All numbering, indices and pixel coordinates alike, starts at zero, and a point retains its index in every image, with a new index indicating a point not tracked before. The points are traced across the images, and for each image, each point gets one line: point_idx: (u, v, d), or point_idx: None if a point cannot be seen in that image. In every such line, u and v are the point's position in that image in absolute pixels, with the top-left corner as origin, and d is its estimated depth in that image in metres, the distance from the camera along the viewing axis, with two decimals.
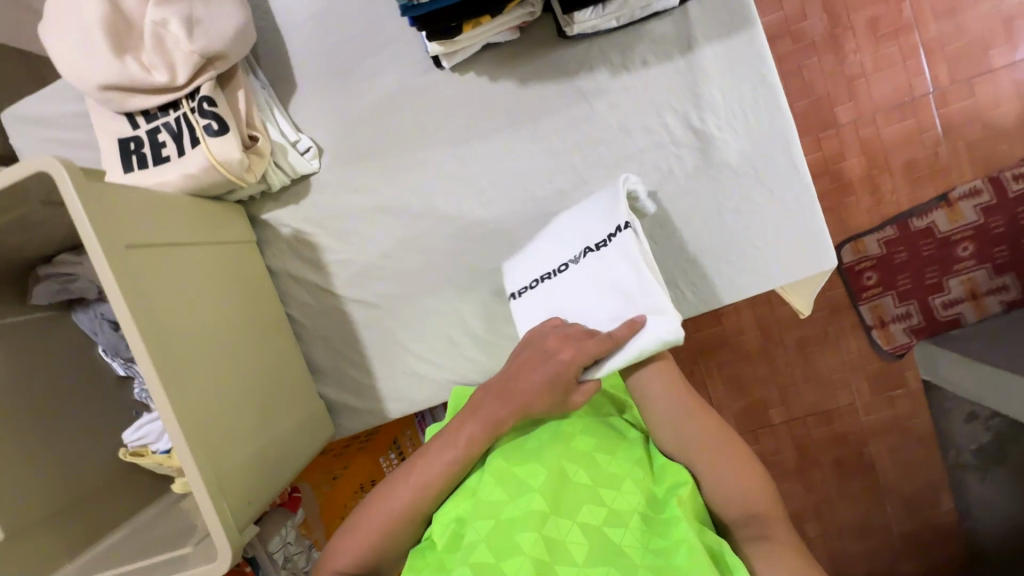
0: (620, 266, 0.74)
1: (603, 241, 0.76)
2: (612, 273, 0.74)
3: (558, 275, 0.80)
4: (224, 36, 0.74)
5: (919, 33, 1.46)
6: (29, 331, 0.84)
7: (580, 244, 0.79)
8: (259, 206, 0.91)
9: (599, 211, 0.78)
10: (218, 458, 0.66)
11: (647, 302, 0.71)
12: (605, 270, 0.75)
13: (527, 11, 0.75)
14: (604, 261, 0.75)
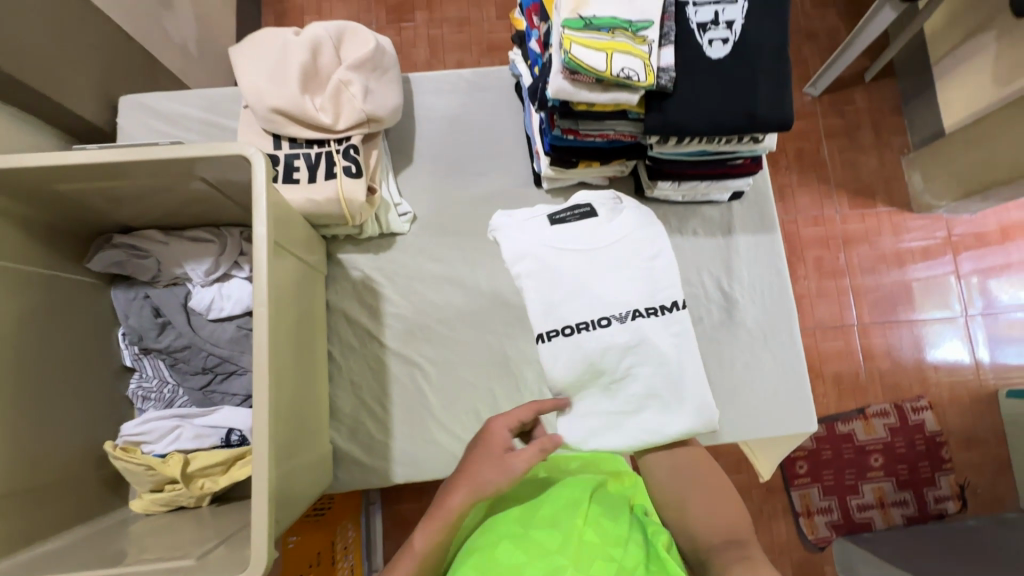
0: (667, 343, 0.75)
1: (657, 309, 0.76)
2: (656, 345, 0.74)
3: (598, 328, 0.74)
4: (387, 107, 0.89)
5: (850, 277, 1.72)
6: (73, 293, 0.81)
7: (627, 302, 0.75)
8: (340, 247, 0.98)
9: (652, 277, 0.76)
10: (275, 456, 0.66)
11: (685, 394, 0.75)
12: (646, 338, 0.74)
13: (620, 169, 0.95)
14: (655, 334, 0.74)
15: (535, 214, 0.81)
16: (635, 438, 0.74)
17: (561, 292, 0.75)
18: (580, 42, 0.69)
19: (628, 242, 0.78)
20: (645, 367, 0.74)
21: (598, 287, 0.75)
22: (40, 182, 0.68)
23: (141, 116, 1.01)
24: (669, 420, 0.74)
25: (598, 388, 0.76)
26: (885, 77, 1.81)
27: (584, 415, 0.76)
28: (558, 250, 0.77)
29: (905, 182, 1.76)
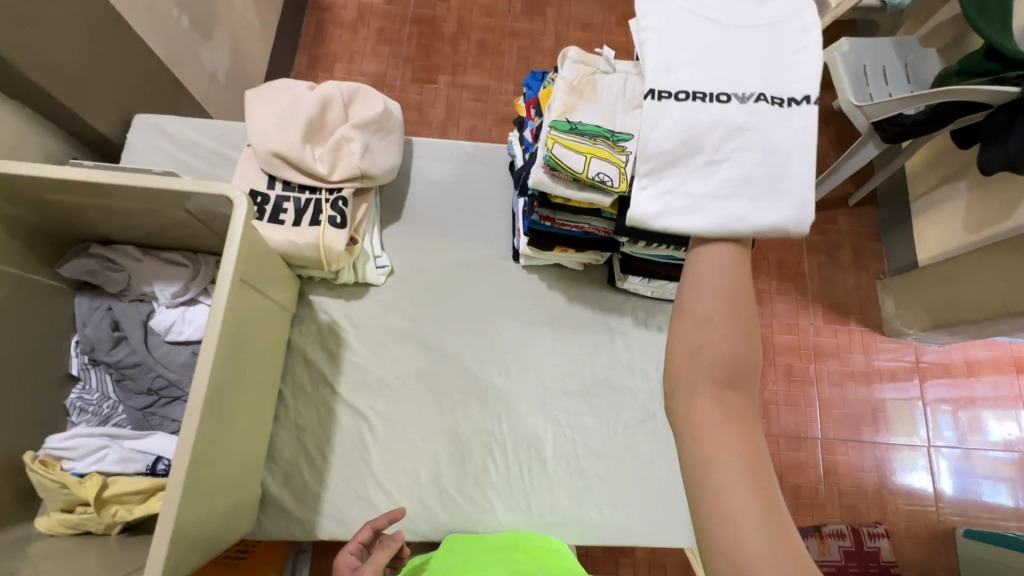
0: (785, 140, 0.57)
1: (782, 102, 0.59)
2: (769, 135, 0.58)
3: (715, 102, 0.58)
4: (383, 166, 0.94)
5: (817, 389, 1.74)
6: (37, 296, 0.82)
7: (750, 79, 0.59)
8: (314, 289, 1.00)
9: (794, 65, 0.59)
10: (193, 486, 0.65)
11: (789, 189, 0.57)
12: (755, 127, 0.58)
13: (594, 258, 1.00)
14: (773, 121, 0.58)
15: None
16: (719, 222, 0.55)
17: (687, 53, 0.60)
18: (563, 143, 0.74)
19: (778, 29, 0.60)
20: (748, 150, 0.57)
21: (724, 60, 0.60)
22: (29, 189, 0.70)
23: (153, 133, 1.05)
24: (761, 209, 0.56)
25: (693, 164, 0.58)
26: (866, 205, 1.91)
27: (663, 190, 0.58)
28: (699, 17, 0.61)
29: (879, 306, 1.82)
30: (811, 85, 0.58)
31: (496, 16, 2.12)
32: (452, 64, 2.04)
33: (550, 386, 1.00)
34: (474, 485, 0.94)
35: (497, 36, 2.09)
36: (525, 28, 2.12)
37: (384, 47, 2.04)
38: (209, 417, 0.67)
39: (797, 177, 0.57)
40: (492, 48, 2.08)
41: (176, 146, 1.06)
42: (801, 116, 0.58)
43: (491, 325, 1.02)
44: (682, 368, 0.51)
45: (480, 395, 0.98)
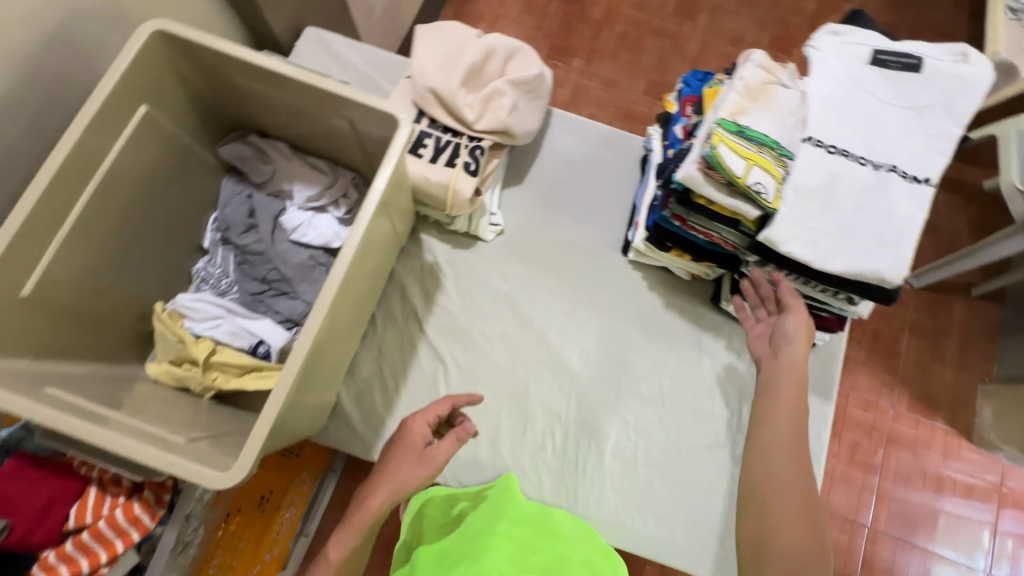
0: (905, 211, 0.70)
1: (912, 179, 0.71)
2: (889, 200, 0.71)
3: (854, 163, 0.71)
4: (525, 127, 0.95)
5: (878, 477, 1.61)
6: (195, 167, 0.89)
7: (891, 155, 0.72)
8: (425, 229, 1.03)
9: (930, 153, 0.72)
10: (302, 372, 0.70)
11: (896, 246, 0.70)
12: (879, 191, 0.71)
13: (705, 271, 0.97)
14: (901, 190, 0.71)
15: (857, 47, 0.76)
16: (828, 257, 0.70)
17: (845, 117, 0.73)
18: (729, 144, 0.71)
19: (929, 114, 0.73)
20: (868, 209, 0.70)
21: (875, 129, 0.72)
22: (222, 68, 0.76)
23: (320, 49, 1.11)
24: (868, 257, 0.70)
25: (824, 209, 0.71)
26: (992, 300, 1.74)
27: (794, 219, 0.70)
28: (866, 88, 0.74)
29: (973, 410, 1.65)
30: (935, 174, 0.71)
31: (646, 11, 2.07)
32: (589, 49, 2.02)
33: (626, 385, 0.99)
34: (529, 456, 0.95)
35: (642, 31, 2.05)
36: (672, 30, 2.05)
37: (529, 18, 2.04)
38: (329, 316, 0.72)
39: (904, 237, 0.70)
40: (633, 43, 2.03)
41: (340, 61, 1.11)
42: (921, 193, 0.71)
43: (583, 310, 1.02)
44: (755, 556, 0.71)
45: (555, 374, 0.98)
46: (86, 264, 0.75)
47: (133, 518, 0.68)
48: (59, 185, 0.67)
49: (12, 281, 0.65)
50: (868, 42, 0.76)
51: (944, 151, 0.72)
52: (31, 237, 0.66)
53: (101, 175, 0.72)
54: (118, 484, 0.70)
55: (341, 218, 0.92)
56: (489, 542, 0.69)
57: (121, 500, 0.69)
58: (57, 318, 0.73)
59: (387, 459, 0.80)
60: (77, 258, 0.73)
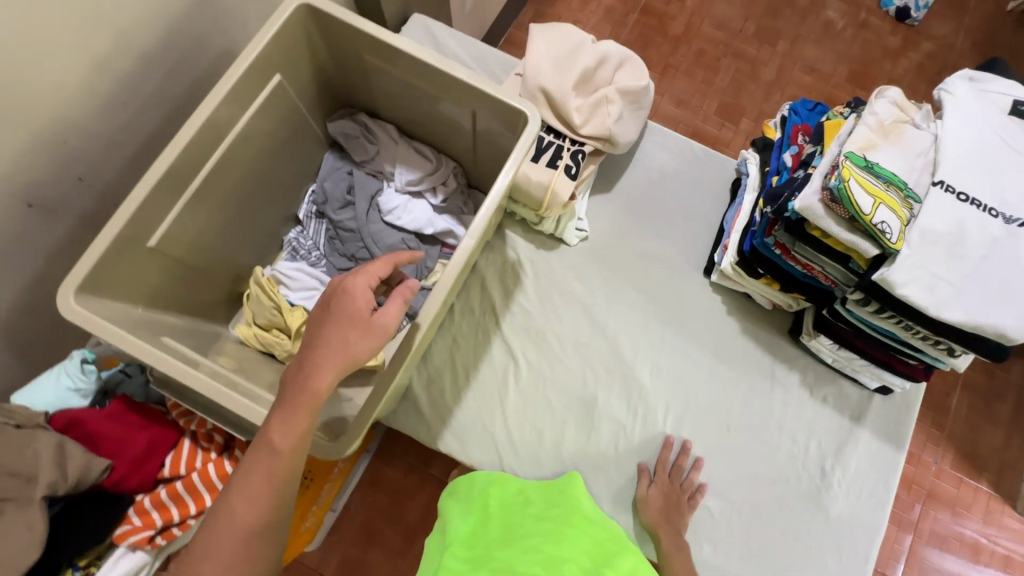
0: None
1: None
2: (1019, 256, 0.70)
3: (985, 213, 0.70)
4: (626, 136, 0.95)
5: (912, 534, 1.54)
6: (305, 140, 0.92)
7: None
8: (511, 225, 1.04)
9: None
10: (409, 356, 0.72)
11: (1019, 304, 0.69)
12: (1008, 244, 0.70)
13: (789, 302, 0.96)
14: None
15: (994, 96, 0.75)
16: (947, 304, 0.69)
17: (978, 164, 0.72)
18: (858, 179, 0.71)
19: None
20: (995, 262, 0.70)
21: (1007, 181, 0.71)
22: (357, 48, 0.80)
23: (430, 41, 1.11)
24: (988, 311, 0.69)
25: (947, 257, 0.70)
26: None
27: (916, 264, 0.70)
28: (1003, 138, 0.73)
29: (1019, 477, 1.57)
30: None
31: (726, 31, 2.04)
32: (664, 64, 2.00)
33: (694, 406, 0.98)
34: (590, 465, 0.95)
35: (719, 51, 2.02)
36: (750, 52, 2.02)
37: (607, 25, 2.03)
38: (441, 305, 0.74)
39: None
40: (710, 63, 2.01)
41: (452, 51, 1.10)
42: None
43: (657, 326, 1.01)
44: None
45: (623, 385, 0.98)
46: (203, 225, 0.80)
47: (222, 475, 0.72)
48: (194, 143, 0.70)
49: (144, 228, 0.70)
50: (1008, 93, 0.75)
51: None
52: (165, 192, 0.70)
53: (230, 139, 0.76)
54: (211, 440, 0.74)
55: (438, 205, 0.94)
56: (568, 530, 0.77)
57: (213, 455, 0.73)
58: (172, 272, 0.77)
59: (322, 330, 0.59)
60: (197, 217, 0.77)
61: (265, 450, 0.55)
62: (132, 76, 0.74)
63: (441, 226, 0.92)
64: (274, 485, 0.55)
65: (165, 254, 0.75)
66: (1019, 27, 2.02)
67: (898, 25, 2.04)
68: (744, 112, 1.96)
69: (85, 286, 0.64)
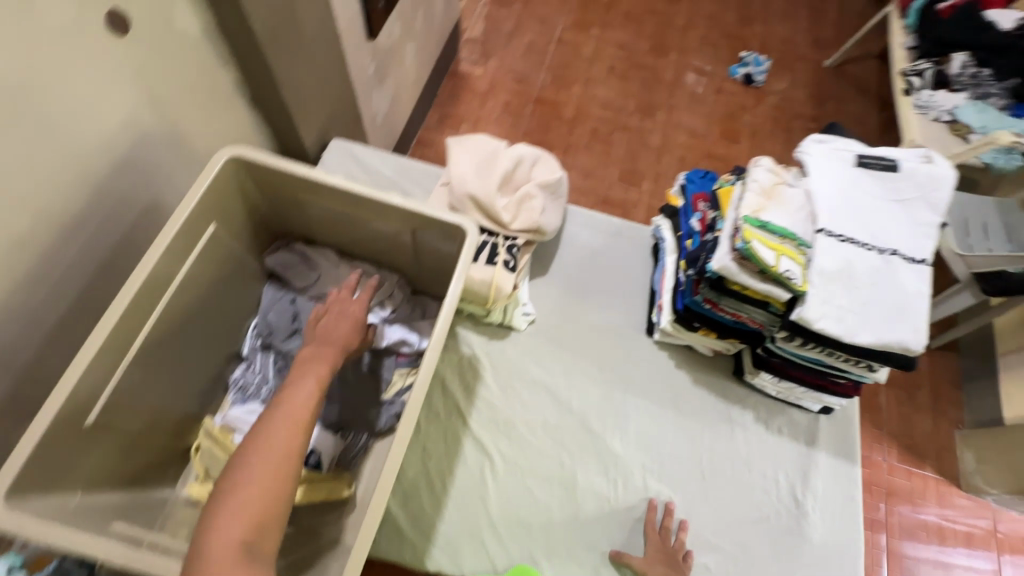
0: (912, 286, 0.82)
1: (912, 259, 0.84)
2: (898, 278, 0.82)
3: (862, 248, 0.83)
4: (553, 222, 1.04)
5: (886, 535, 1.61)
6: (242, 277, 0.91)
7: (890, 242, 0.84)
8: (460, 322, 1.06)
9: (921, 239, 0.85)
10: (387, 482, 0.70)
11: (910, 319, 0.81)
12: (887, 270, 0.83)
13: (726, 347, 1.04)
14: (903, 270, 0.83)
15: (840, 152, 0.91)
16: (855, 329, 0.80)
17: (844, 209, 0.86)
18: (759, 238, 0.82)
19: (911, 205, 0.87)
20: (881, 286, 0.82)
21: (871, 219, 0.85)
22: (290, 186, 0.83)
23: (356, 164, 1.17)
24: (888, 329, 0.80)
25: (846, 289, 0.81)
26: (949, 351, 1.86)
27: (821, 300, 0.81)
28: (856, 186, 0.88)
29: (956, 457, 1.72)
30: (929, 256, 0.84)
31: (611, 110, 2.31)
32: (565, 145, 2.21)
33: (668, 463, 1.01)
34: (586, 548, 0.93)
35: (610, 127, 2.27)
36: (636, 125, 2.28)
37: (508, 118, 2.23)
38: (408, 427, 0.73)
39: (916, 311, 0.81)
40: (604, 138, 2.24)
41: (379, 168, 1.17)
42: (921, 272, 0.83)
43: (617, 392, 1.05)
44: None
45: (599, 457, 0.99)
46: (143, 389, 0.75)
47: None
48: (132, 307, 0.69)
49: (82, 407, 0.65)
50: (851, 149, 0.91)
51: (932, 236, 0.85)
52: (103, 364, 0.67)
53: (171, 294, 0.75)
54: None
55: (389, 317, 0.95)
56: None
57: None
58: (112, 446, 0.71)
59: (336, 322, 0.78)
60: (136, 381, 0.73)
61: (302, 373, 0.67)
62: (54, 248, 0.72)
63: (394, 335, 0.93)
64: (313, 394, 0.65)
65: (103, 429, 0.70)
66: (837, 78, 2.47)
67: (747, 87, 2.42)
68: (642, 176, 2.19)
69: (14, 490, 0.58)
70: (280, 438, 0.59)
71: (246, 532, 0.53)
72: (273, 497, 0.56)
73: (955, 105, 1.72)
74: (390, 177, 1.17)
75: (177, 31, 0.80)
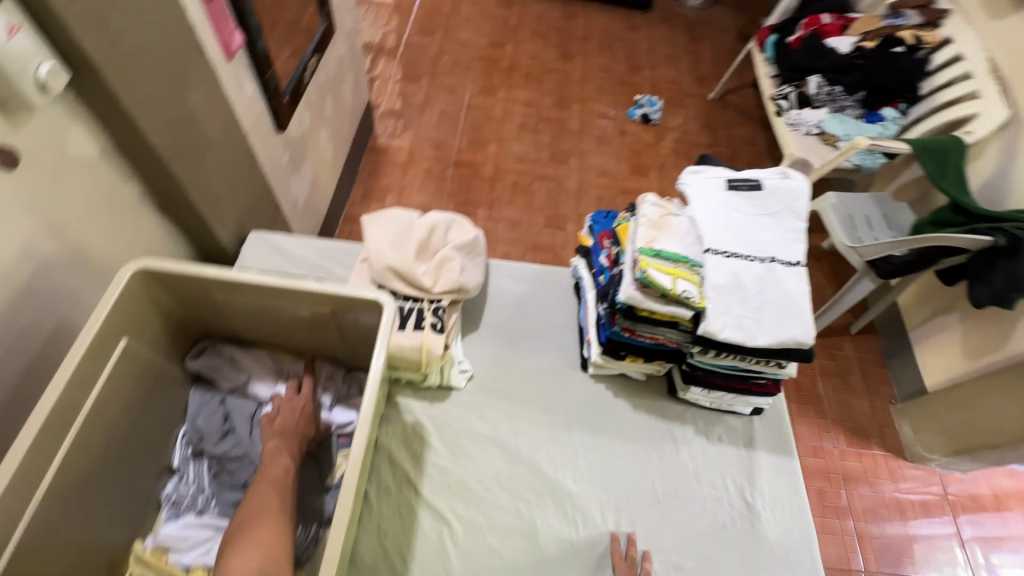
0: (795, 287, 0.92)
1: (789, 263, 0.95)
2: (780, 282, 0.92)
3: (746, 260, 0.93)
4: (474, 280, 1.09)
5: (852, 519, 1.67)
6: (165, 385, 0.89)
7: (768, 251, 0.95)
8: (400, 390, 1.07)
9: (792, 244, 0.96)
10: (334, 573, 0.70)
11: (798, 316, 0.90)
12: (770, 276, 0.93)
13: (656, 368, 1.10)
14: (783, 274, 0.93)
15: (712, 178, 1.02)
16: (755, 333, 0.88)
17: (724, 228, 0.96)
18: (655, 266, 0.90)
19: (779, 216, 0.98)
20: (769, 291, 0.91)
21: (748, 234, 0.96)
22: (201, 289, 0.84)
23: (278, 253, 1.18)
24: (782, 328, 0.89)
25: (739, 299, 0.90)
26: (868, 334, 2.03)
27: (721, 312, 0.89)
28: (731, 206, 0.99)
29: (896, 431, 1.84)
30: (802, 257, 0.95)
31: (527, 162, 2.45)
32: (489, 200, 2.32)
33: (623, 492, 1.03)
34: None
35: (529, 178, 2.40)
36: (552, 173, 2.43)
37: (431, 183, 2.32)
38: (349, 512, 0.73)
39: (801, 307, 0.91)
40: (525, 189, 2.37)
41: (302, 253, 1.19)
42: (798, 273, 0.94)
43: (563, 433, 1.08)
44: None
45: (556, 500, 1.00)
46: (62, 524, 0.71)
47: None
48: (42, 439, 0.66)
49: None
50: (721, 175, 1.03)
51: (801, 241, 0.97)
52: (12, 505, 0.63)
53: (83, 418, 0.72)
54: None
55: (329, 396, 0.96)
56: None
57: None
58: None
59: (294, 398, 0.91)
60: (52, 519, 0.70)
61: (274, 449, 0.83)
62: None
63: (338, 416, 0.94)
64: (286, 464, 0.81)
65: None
66: (722, 108, 2.76)
67: (646, 125, 2.65)
68: (566, 219, 2.32)
69: None
70: (263, 499, 0.75)
71: (260, 562, 0.68)
72: (273, 537, 0.71)
73: (820, 120, 1.97)
74: (314, 260, 1.20)
75: (71, 156, 0.82)
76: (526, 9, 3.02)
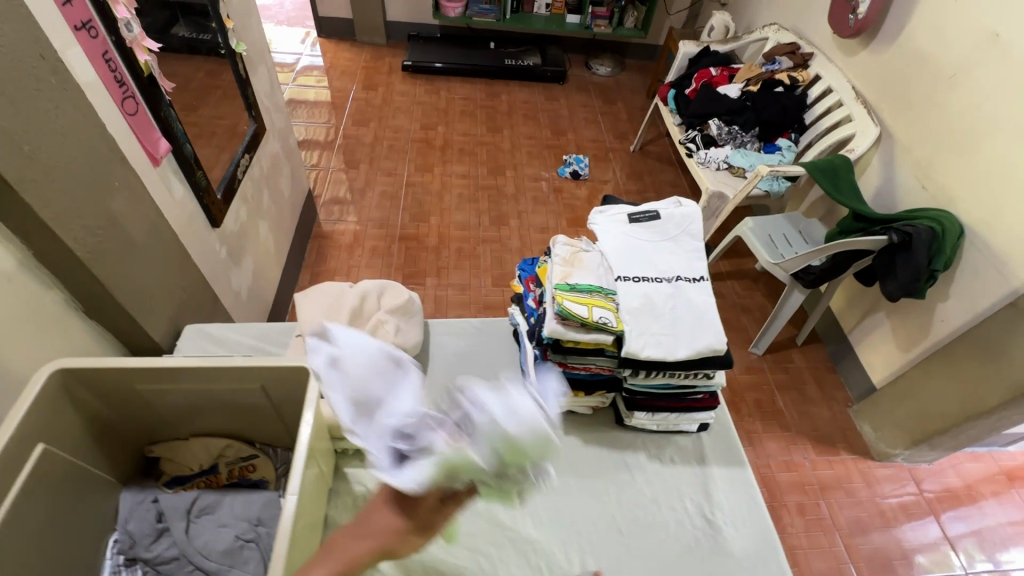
0: (702, 300, 1.00)
1: (694, 279, 1.03)
2: (689, 296, 1.00)
3: (654, 282, 1.01)
4: (410, 339, 1.13)
5: (837, 530, 1.64)
6: (91, 490, 0.86)
7: (673, 271, 1.04)
8: (348, 461, 1.06)
9: (693, 263, 1.05)
10: None
11: (710, 325, 0.97)
12: (679, 293, 1.01)
13: (600, 399, 1.13)
14: (690, 290, 1.01)
15: (615, 214, 1.12)
16: (674, 347, 0.94)
17: (631, 257, 1.05)
18: (570, 299, 0.96)
19: (678, 239, 1.08)
20: (679, 307, 0.98)
21: (653, 258, 1.05)
22: (126, 382, 0.85)
23: (218, 340, 1.21)
24: (697, 339, 0.95)
25: (654, 318, 0.96)
26: (812, 343, 2.12)
27: (640, 334, 0.94)
28: (634, 237, 1.08)
29: (858, 432, 1.87)
30: (705, 273, 1.04)
31: (469, 229, 2.56)
32: (436, 268, 2.38)
33: (586, 531, 1.02)
34: None
35: (472, 244, 2.50)
36: (494, 236, 2.54)
37: (378, 260, 2.38)
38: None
39: (711, 317, 0.98)
40: (470, 253, 2.46)
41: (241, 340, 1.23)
42: (704, 287, 1.03)
43: None
44: None
45: (518, 550, 0.98)
46: None
47: None
48: None
49: None
50: (622, 211, 1.12)
51: (701, 259, 1.06)
52: None
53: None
54: None
55: None
56: None
57: None
58: None
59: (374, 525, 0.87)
60: None
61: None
62: None
63: None
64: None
65: None
66: (643, 157, 3.00)
67: (577, 181, 2.83)
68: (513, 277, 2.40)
69: None
70: None
71: None
72: None
73: (725, 155, 2.17)
74: (253, 347, 1.23)
75: None
76: (453, 93, 3.28)
